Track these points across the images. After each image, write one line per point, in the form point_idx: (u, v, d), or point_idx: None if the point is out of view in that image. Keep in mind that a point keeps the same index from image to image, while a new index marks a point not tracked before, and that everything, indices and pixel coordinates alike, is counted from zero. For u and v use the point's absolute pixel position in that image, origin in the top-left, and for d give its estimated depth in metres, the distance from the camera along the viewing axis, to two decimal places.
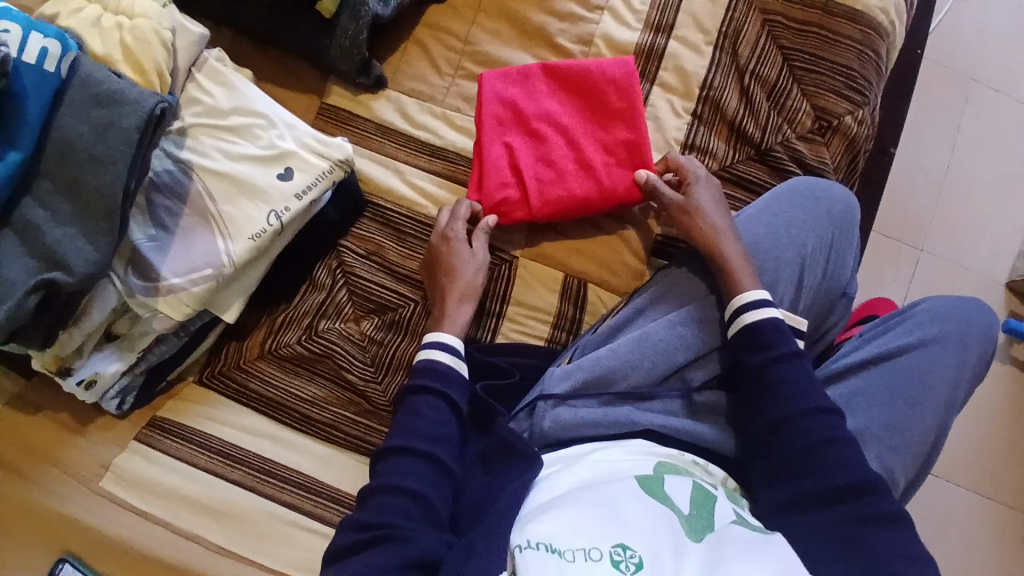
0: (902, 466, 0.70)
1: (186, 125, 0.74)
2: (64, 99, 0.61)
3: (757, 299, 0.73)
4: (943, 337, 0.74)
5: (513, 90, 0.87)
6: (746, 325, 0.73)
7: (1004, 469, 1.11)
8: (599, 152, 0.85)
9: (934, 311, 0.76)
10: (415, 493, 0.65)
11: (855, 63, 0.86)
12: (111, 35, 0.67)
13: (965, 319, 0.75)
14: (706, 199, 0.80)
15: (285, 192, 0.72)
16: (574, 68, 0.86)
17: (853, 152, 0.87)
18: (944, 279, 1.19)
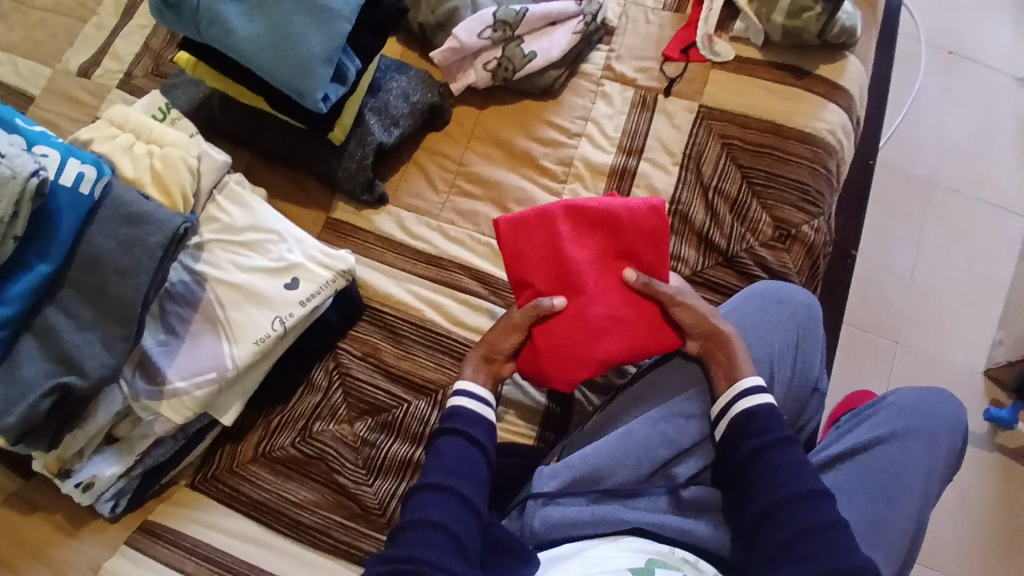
0: (886, 560, 0.70)
1: (203, 241, 0.80)
2: (96, 216, 0.66)
3: (753, 385, 0.77)
4: (914, 430, 0.76)
5: (536, 237, 0.84)
6: (742, 410, 0.76)
7: (1009, 568, 1.08)
8: (630, 306, 0.84)
9: (903, 402, 0.79)
10: (443, 524, 0.68)
11: (809, 179, 0.96)
12: (142, 159, 0.75)
13: (932, 411, 0.78)
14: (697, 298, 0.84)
15: (289, 299, 0.79)
16: (598, 212, 0.84)
17: (813, 258, 0.95)
18: (923, 373, 1.23)
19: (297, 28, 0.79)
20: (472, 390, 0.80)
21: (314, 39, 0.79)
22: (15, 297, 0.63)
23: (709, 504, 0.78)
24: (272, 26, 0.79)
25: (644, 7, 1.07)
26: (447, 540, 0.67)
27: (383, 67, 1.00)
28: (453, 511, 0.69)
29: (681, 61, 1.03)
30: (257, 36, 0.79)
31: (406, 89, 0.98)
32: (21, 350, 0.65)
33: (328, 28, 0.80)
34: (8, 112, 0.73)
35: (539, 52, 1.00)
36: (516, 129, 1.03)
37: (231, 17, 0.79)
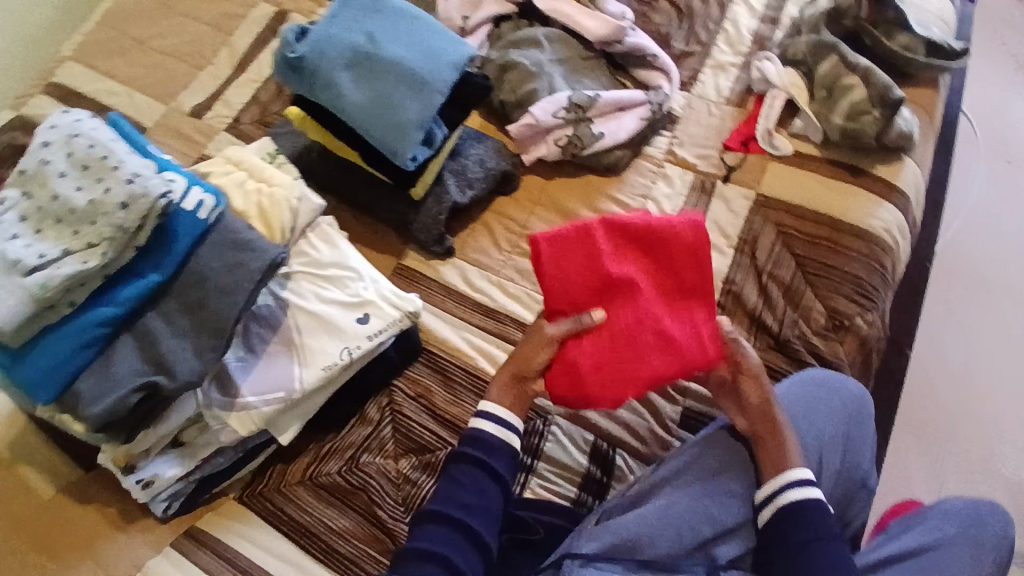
0: None
1: (291, 271, 0.88)
2: (207, 238, 0.74)
3: (801, 479, 0.78)
4: (964, 537, 0.76)
5: (579, 253, 0.83)
6: (789, 502, 0.77)
7: None
8: (682, 328, 0.81)
9: (953, 510, 0.79)
10: (443, 558, 0.72)
11: (864, 272, 0.98)
12: (251, 195, 0.84)
13: (986, 521, 0.77)
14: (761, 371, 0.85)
15: (359, 333, 0.85)
16: (640, 226, 0.83)
17: (866, 351, 0.96)
18: (978, 482, 1.17)
19: (398, 98, 0.90)
20: (494, 413, 0.80)
21: (411, 107, 0.90)
22: (125, 300, 0.70)
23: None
24: (376, 94, 0.90)
25: (708, 101, 1.16)
26: (443, 573, 0.71)
27: (463, 136, 1.10)
28: (455, 546, 0.73)
29: (741, 152, 1.10)
30: (362, 102, 0.90)
31: (483, 156, 1.08)
32: (119, 348, 0.71)
33: (424, 99, 0.91)
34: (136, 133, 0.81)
35: (607, 133, 1.09)
36: (580, 200, 1.11)
37: (343, 84, 0.90)
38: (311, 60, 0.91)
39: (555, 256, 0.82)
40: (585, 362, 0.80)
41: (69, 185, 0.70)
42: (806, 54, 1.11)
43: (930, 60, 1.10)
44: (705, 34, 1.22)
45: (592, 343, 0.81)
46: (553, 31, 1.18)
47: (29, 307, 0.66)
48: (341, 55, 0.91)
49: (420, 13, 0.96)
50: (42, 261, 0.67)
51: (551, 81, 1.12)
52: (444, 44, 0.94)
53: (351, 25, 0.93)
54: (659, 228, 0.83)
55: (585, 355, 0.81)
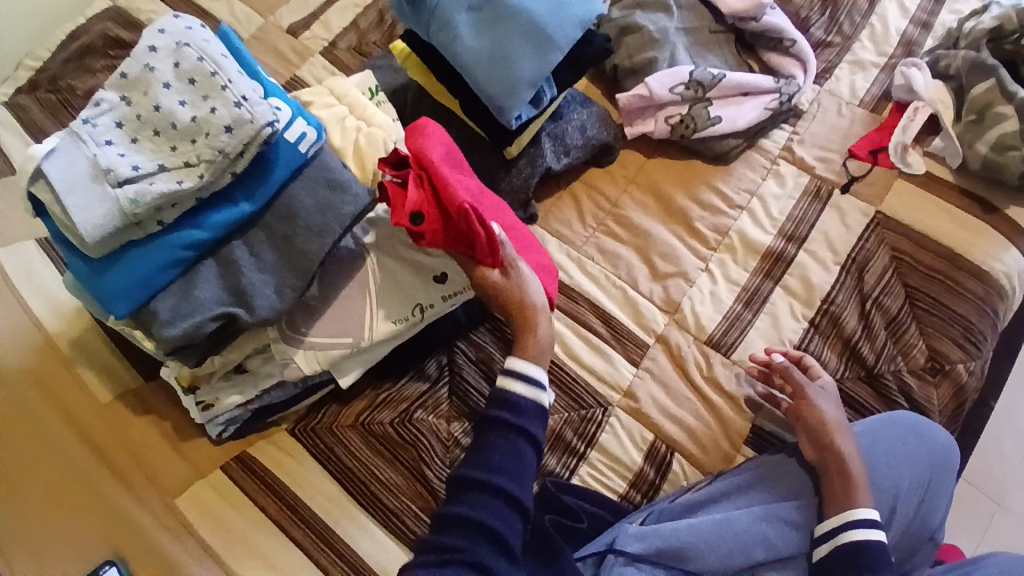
0: None
1: (377, 215, 0.83)
2: (303, 173, 0.72)
3: (867, 519, 0.74)
4: None
5: (468, 189, 0.75)
6: (849, 542, 0.73)
7: None
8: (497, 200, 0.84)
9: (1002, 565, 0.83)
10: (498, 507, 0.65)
11: (978, 319, 0.89)
12: (350, 133, 0.79)
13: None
14: (822, 396, 0.83)
15: (434, 291, 0.82)
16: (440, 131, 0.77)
17: (960, 400, 0.88)
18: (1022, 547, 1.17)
19: (516, 52, 0.82)
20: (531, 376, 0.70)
21: (528, 64, 0.82)
22: (213, 226, 0.68)
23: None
24: (495, 44, 0.82)
25: (839, 99, 1.05)
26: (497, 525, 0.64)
27: (567, 98, 1.03)
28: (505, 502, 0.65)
29: (867, 162, 0.99)
30: (479, 50, 0.82)
31: (585, 123, 1.02)
32: (202, 271, 0.69)
33: (544, 57, 0.83)
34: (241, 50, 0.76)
35: (725, 119, 1.00)
36: (679, 186, 1.03)
37: (461, 27, 0.82)
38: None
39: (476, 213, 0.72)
40: (535, 258, 0.84)
41: (172, 97, 0.66)
42: (959, 69, 1.00)
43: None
44: (848, 26, 1.11)
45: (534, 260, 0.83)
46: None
47: (118, 221, 0.64)
48: None
49: None
50: (136, 173, 0.64)
51: (674, 51, 1.04)
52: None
53: None
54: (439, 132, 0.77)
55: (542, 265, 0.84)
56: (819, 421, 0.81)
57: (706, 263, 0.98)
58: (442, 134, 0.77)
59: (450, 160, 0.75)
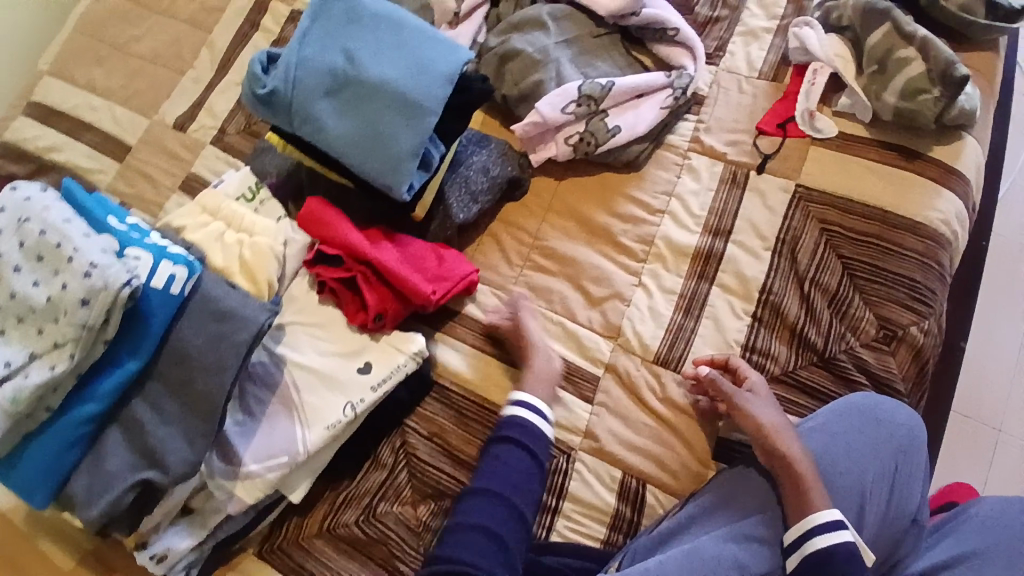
0: None
1: (284, 322, 0.80)
2: (186, 311, 0.68)
3: (828, 521, 0.72)
4: (994, 549, 0.75)
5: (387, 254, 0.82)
6: (816, 550, 0.71)
7: None
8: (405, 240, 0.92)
9: (987, 515, 0.78)
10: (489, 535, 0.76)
11: (924, 277, 0.86)
12: (232, 249, 0.76)
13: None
14: (757, 397, 0.80)
15: (361, 384, 0.78)
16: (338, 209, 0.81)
17: (921, 363, 0.85)
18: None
19: (389, 127, 0.78)
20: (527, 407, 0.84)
21: (405, 136, 0.78)
22: (102, 396, 0.66)
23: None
24: (363, 125, 0.78)
25: (738, 76, 1.02)
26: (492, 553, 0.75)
27: (464, 141, 0.99)
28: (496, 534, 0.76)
29: (777, 137, 0.96)
30: (350, 134, 0.78)
31: (487, 163, 0.97)
32: (111, 439, 0.67)
33: (420, 123, 0.79)
34: (94, 198, 0.75)
35: (625, 127, 0.97)
36: (595, 202, 1.00)
37: (325, 114, 0.78)
38: (284, 93, 0.78)
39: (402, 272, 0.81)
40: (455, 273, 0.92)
41: (26, 280, 0.63)
42: (852, 20, 0.94)
43: (990, 23, 1.00)
44: None
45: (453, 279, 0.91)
46: (558, 7, 1.03)
47: (6, 424, 0.61)
48: (317, 80, 0.78)
49: (404, 14, 0.82)
50: (8, 369, 0.60)
51: (559, 67, 0.99)
52: (436, 51, 0.81)
53: (324, 40, 0.79)
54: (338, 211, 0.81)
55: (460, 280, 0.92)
56: (753, 426, 0.78)
57: (639, 277, 0.95)
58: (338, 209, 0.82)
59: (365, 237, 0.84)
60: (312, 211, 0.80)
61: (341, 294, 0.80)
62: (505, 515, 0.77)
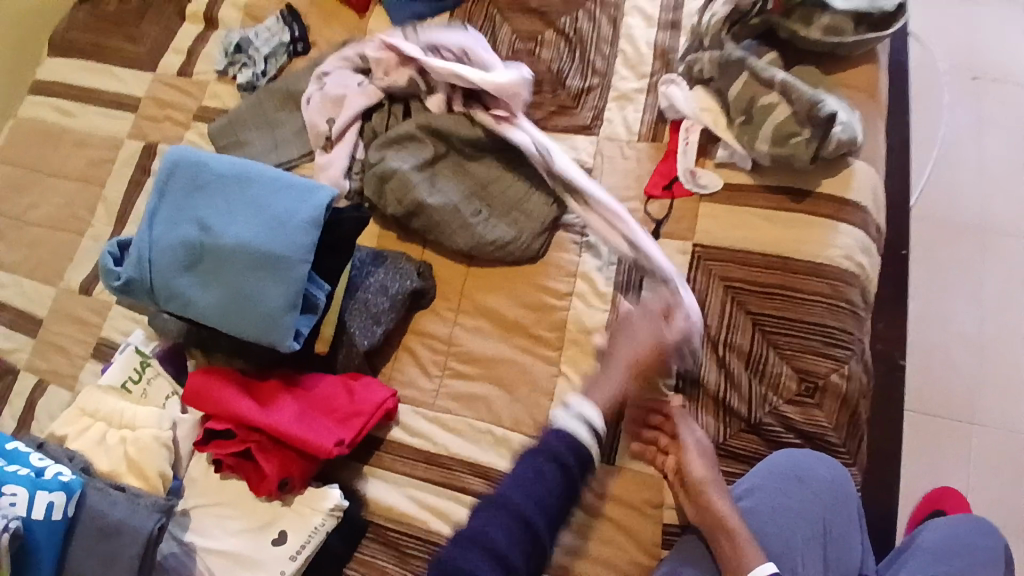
0: None
1: (189, 505, 0.77)
2: (75, 534, 0.66)
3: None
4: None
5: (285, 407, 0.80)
6: None
7: None
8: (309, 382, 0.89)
9: (934, 544, 0.87)
10: (494, 548, 0.70)
11: (840, 323, 0.84)
12: (116, 449, 0.73)
13: (965, 547, 0.86)
14: (692, 450, 0.80)
15: (279, 556, 0.74)
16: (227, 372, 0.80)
17: (852, 409, 0.82)
18: (1005, 453, 1.20)
19: (256, 287, 0.76)
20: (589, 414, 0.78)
21: (274, 292, 0.76)
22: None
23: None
24: (230, 292, 0.76)
25: (619, 141, 1.01)
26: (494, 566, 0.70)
27: (356, 264, 0.97)
28: (506, 537, 0.71)
29: (666, 199, 0.95)
30: (218, 302, 0.76)
31: (384, 281, 0.96)
32: None
33: (287, 276, 0.77)
34: None
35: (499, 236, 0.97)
36: (504, 297, 0.98)
37: (189, 290, 0.76)
38: (141, 279, 0.75)
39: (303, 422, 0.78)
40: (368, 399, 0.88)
41: None
42: (712, 71, 0.93)
43: (860, 36, 0.90)
44: (600, 61, 1.08)
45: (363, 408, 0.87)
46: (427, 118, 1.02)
47: None
48: (173, 258, 0.76)
49: (249, 167, 0.80)
50: None
51: (435, 182, 1.00)
52: (291, 200, 0.79)
53: (173, 215, 0.78)
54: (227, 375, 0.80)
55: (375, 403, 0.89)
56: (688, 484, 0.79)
57: (558, 367, 0.93)
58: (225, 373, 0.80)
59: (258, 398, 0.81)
60: (198, 386, 0.78)
61: (240, 469, 0.76)
62: (519, 531, 0.71)
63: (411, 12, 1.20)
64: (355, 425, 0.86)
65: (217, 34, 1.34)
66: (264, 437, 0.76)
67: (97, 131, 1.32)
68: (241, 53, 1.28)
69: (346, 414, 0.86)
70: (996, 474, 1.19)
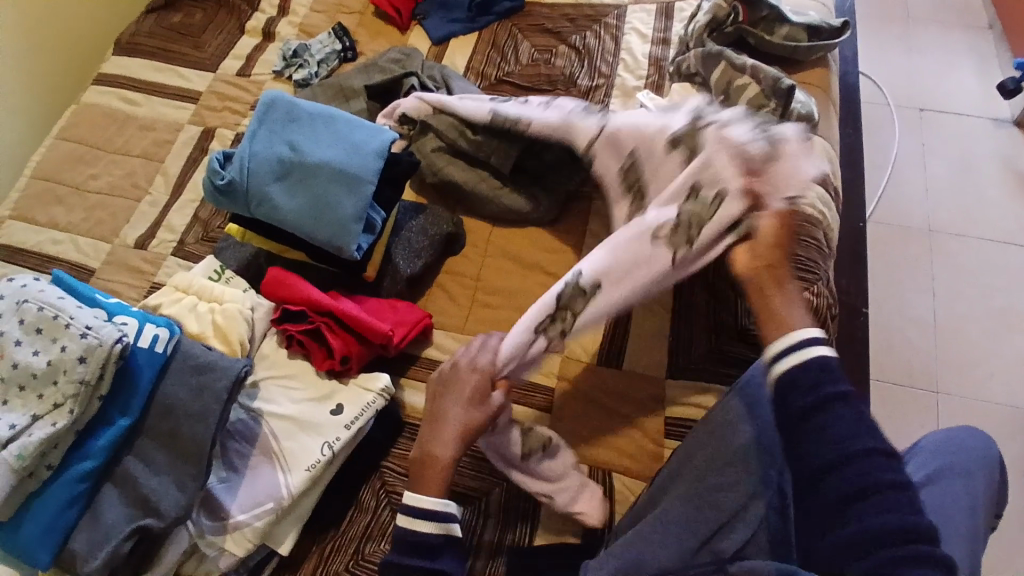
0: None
1: (258, 379, 0.88)
2: (169, 369, 0.76)
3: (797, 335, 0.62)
4: (952, 466, 0.94)
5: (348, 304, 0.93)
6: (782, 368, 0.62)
7: None
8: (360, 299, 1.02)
9: (935, 445, 0.98)
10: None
11: (815, 254, 1.01)
12: (205, 317, 0.85)
13: (962, 448, 0.95)
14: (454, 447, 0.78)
15: (336, 423, 0.85)
16: (293, 275, 0.93)
17: (822, 322, 0.99)
18: (966, 415, 1.34)
19: (333, 199, 0.92)
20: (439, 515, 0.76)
21: (348, 205, 0.93)
22: (99, 452, 0.73)
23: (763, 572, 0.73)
24: (312, 199, 0.92)
25: None
26: None
27: (402, 211, 1.13)
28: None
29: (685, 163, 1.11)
30: (300, 209, 0.92)
31: (425, 224, 1.11)
32: (106, 496, 0.74)
33: (359, 193, 0.94)
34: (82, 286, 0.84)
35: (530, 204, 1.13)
36: (525, 243, 1.14)
37: (278, 195, 0.92)
38: (241, 182, 0.91)
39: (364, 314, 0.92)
40: (412, 315, 1.02)
41: (27, 351, 0.72)
42: (697, 67, 1.16)
43: (810, 44, 1.16)
44: (605, 67, 1.33)
45: (407, 321, 1.01)
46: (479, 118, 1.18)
47: (11, 479, 0.68)
48: (267, 169, 0.92)
49: (334, 110, 0.99)
50: (13, 430, 0.69)
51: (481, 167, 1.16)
52: (367, 135, 0.97)
53: (270, 138, 0.95)
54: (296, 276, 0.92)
55: (416, 320, 1.02)
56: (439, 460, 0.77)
57: None
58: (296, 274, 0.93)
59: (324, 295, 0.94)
60: (276, 280, 0.91)
61: (308, 346, 0.89)
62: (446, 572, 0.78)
63: (447, 32, 1.45)
64: (402, 332, 0.99)
65: (276, 45, 1.57)
66: (334, 323, 0.89)
67: (159, 117, 1.48)
68: (297, 58, 1.49)
69: (396, 324, 1.00)
70: None
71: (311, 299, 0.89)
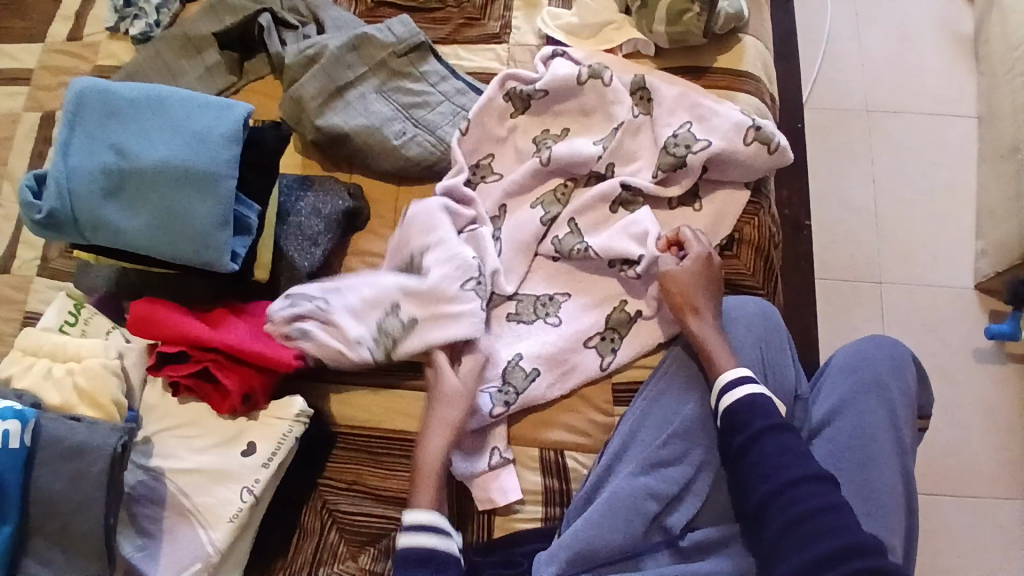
0: (887, 525, 0.80)
1: (150, 432, 0.79)
2: (37, 461, 0.66)
3: None
4: (862, 386, 0.86)
5: (234, 327, 0.81)
6: None
7: (1004, 466, 1.21)
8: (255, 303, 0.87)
9: (842, 364, 0.89)
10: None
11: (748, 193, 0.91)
12: (63, 381, 0.73)
13: (871, 363, 0.87)
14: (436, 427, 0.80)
15: (252, 465, 0.77)
16: (162, 303, 0.80)
17: (765, 254, 0.92)
18: (912, 303, 1.32)
19: (182, 206, 0.76)
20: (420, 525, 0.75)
21: (202, 210, 0.76)
22: None
23: (710, 543, 0.79)
24: (154, 213, 0.76)
25: (529, 47, 1.04)
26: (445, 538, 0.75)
27: (285, 188, 0.95)
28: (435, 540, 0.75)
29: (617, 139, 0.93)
30: (145, 226, 0.77)
31: (317, 202, 0.93)
32: None
33: (212, 192, 0.77)
34: None
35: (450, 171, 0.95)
36: None
37: (114, 216, 0.76)
38: (64, 210, 0.76)
39: (256, 337, 0.80)
40: (318, 313, 0.85)
41: None
42: None
43: None
44: None
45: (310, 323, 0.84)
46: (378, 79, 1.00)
47: None
48: (93, 187, 0.76)
49: (160, 91, 0.80)
50: None
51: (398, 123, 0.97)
52: (211, 118, 0.79)
53: (88, 145, 0.78)
54: (166, 304, 0.80)
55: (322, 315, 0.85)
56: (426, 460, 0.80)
57: None
58: (166, 302, 0.81)
59: (209, 319, 0.83)
60: (142, 318, 0.78)
61: (200, 388, 0.79)
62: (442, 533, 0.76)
63: None
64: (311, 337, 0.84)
65: None
66: (224, 356, 0.79)
67: None
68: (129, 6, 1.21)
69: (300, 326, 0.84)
70: (910, 326, 1.30)
71: (185, 335, 0.77)
